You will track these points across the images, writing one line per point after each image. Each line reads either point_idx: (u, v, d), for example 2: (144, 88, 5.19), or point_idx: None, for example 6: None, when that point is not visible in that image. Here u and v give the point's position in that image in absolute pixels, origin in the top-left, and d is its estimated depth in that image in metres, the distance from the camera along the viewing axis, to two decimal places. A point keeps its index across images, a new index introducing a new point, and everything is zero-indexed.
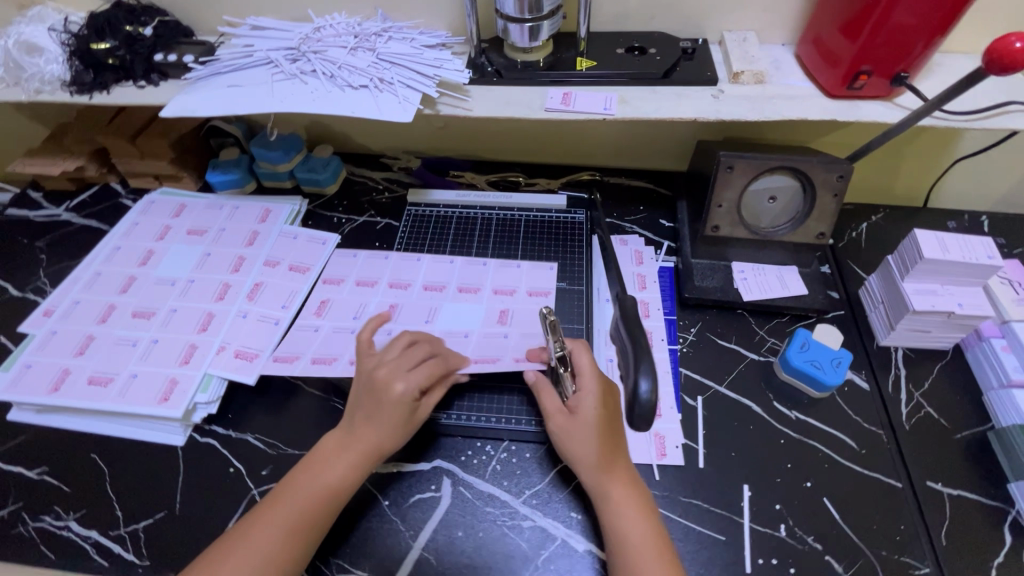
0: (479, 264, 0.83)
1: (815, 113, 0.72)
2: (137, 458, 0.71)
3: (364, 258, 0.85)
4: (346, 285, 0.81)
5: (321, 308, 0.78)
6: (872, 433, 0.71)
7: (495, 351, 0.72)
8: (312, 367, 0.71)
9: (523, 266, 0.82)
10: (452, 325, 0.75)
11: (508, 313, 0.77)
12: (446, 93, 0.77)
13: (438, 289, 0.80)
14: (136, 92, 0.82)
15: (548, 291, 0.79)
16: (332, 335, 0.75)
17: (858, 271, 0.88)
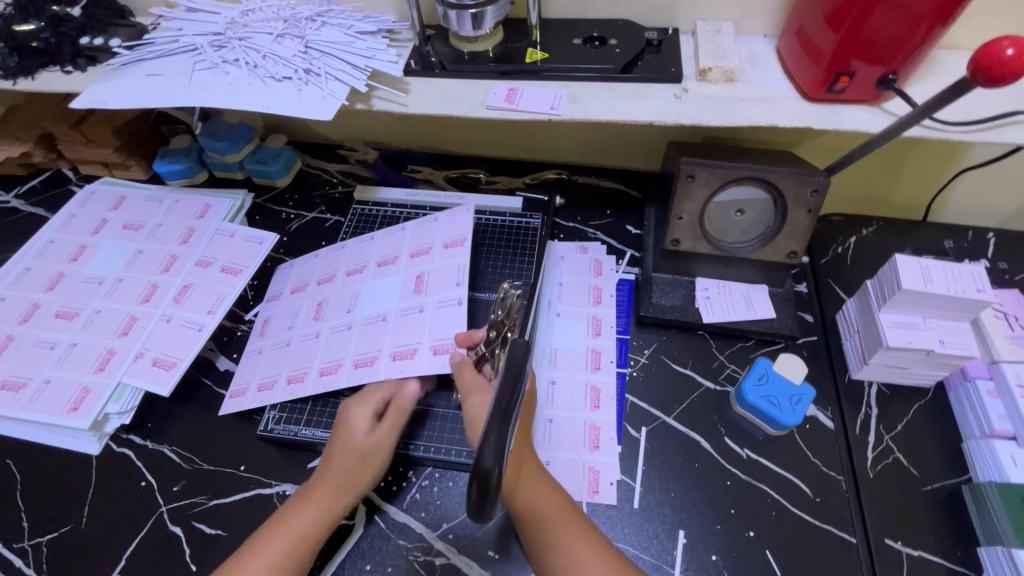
0: (396, 231, 0.81)
1: (788, 119, 0.64)
2: (49, 466, 0.69)
3: (299, 263, 0.83)
4: (284, 297, 0.80)
5: (265, 326, 0.78)
6: (830, 479, 0.64)
7: (415, 338, 0.69)
8: (258, 395, 0.71)
9: (438, 218, 0.80)
10: (372, 307, 0.74)
11: (424, 278, 0.75)
12: (380, 86, 0.70)
13: (360, 270, 0.79)
14: (61, 77, 0.77)
15: (463, 239, 0.77)
16: (273, 353, 0.74)
17: (838, 291, 0.79)
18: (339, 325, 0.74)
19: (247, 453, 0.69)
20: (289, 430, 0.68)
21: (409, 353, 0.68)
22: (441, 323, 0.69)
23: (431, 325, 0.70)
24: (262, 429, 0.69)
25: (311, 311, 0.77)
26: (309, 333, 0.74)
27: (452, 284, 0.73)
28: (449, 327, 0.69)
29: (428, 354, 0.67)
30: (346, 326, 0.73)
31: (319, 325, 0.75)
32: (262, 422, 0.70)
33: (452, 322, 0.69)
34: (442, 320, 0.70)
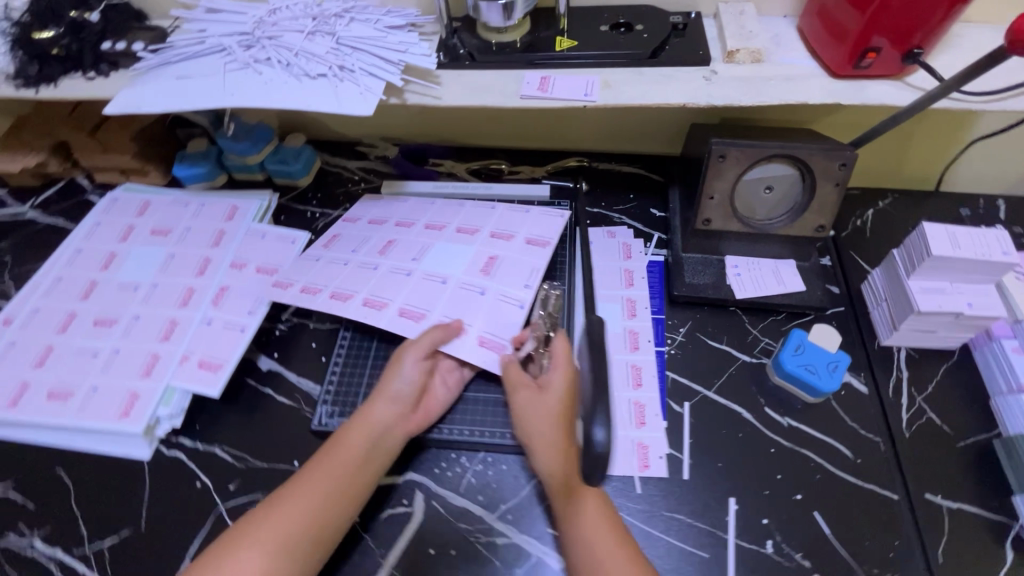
0: (455, 205, 0.86)
1: (817, 96, 0.65)
2: (101, 472, 0.69)
3: (383, 200, 0.88)
4: (359, 223, 0.85)
5: (330, 241, 0.82)
6: (869, 441, 0.67)
7: (469, 318, 0.70)
8: (298, 294, 0.74)
9: (530, 212, 0.83)
10: (436, 265, 0.76)
11: (494, 261, 0.76)
12: (412, 80, 0.71)
13: (438, 228, 0.81)
14: (85, 84, 0.76)
15: (548, 240, 0.79)
16: (328, 266, 0.78)
17: (860, 263, 0.82)
18: (402, 267, 0.76)
19: (299, 448, 0.70)
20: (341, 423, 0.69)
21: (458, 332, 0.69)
22: (494, 318, 0.70)
23: (484, 318, 0.70)
24: (316, 425, 0.69)
25: (379, 245, 0.80)
26: (370, 262, 0.77)
27: (521, 285, 0.74)
28: (503, 324, 0.70)
29: (475, 343, 0.68)
30: (406, 271, 0.76)
31: (382, 261, 0.77)
32: (315, 417, 0.70)
33: (505, 320, 0.70)
34: (499, 312, 0.71)
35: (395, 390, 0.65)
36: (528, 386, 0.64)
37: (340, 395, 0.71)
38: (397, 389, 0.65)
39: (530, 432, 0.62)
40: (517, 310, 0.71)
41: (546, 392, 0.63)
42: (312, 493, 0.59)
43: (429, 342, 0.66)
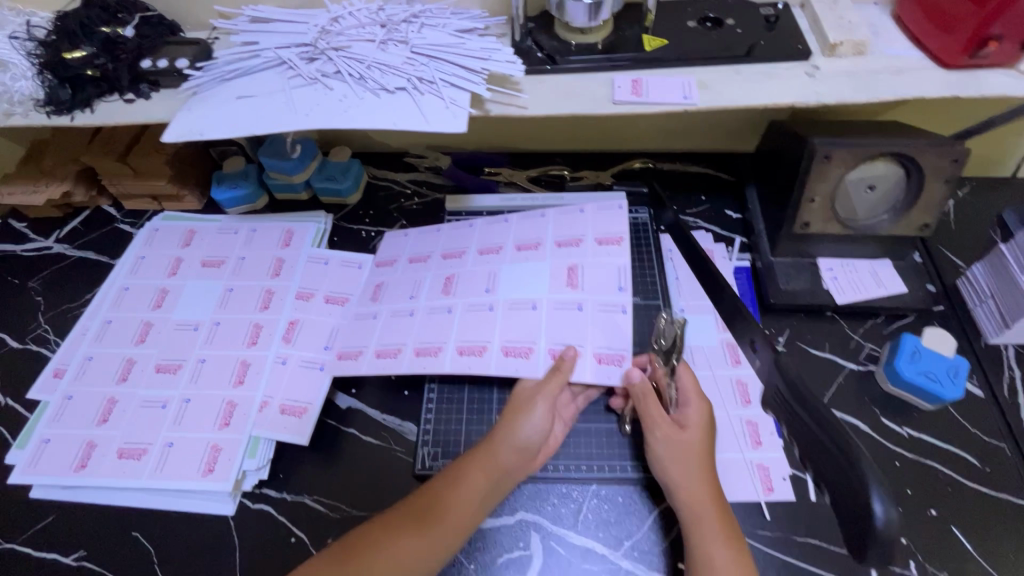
0: (500, 222, 0.77)
1: (933, 89, 0.62)
2: (185, 533, 0.63)
3: (418, 234, 0.80)
4: (401, 264, 0.76)
5: (377, 292, 0.74)
6: (993, 447, 0.65)
7: (578, 339, 0.65)
8: (378, 361, 0.67)
9: (586, 210, 0.75)
10: (515, 291, 0.70)
11: (577, 270, 0.70)
12: (495, 89, 0.65)
13: (495, 251, 0.74)
14: (124, 107, 0.69)
15: (619, 236, 0.72)
16: (391, 321, 0.70)
17: (952, 257, 0.79)
18: (476, 303, 0.69)
19: (397, 492, 0.65)
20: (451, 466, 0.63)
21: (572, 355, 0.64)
22: (602, 330, 0.65)
23: (591, 332, 0.65)
24: (420, 468, 0.64)
25: (439, 285, 0.72)
26: (438, 306, 0.70)
27: (614, 288, 0.68)
28: (613, 336, 0.65)
29: (592, 363, 0.63)
30: (486, 306, 0.69)
31: (451, 300, 0.70)
32: (417, 460, 0.65)
33: (614, 330, 0.65)
34: (606, 325, 0.65)
35: (524, 440, 0.59)
36: (667, 423, 0.59)
37: (439, 436, 0.66)
38: (526, 439, 0.59)
39: (671, 476, 0.57)
40: (621, 316, 0.66)
41: (688, 431, 0.58)
42: (420, 539, 0.53)
43: (557, 387, 0.61)
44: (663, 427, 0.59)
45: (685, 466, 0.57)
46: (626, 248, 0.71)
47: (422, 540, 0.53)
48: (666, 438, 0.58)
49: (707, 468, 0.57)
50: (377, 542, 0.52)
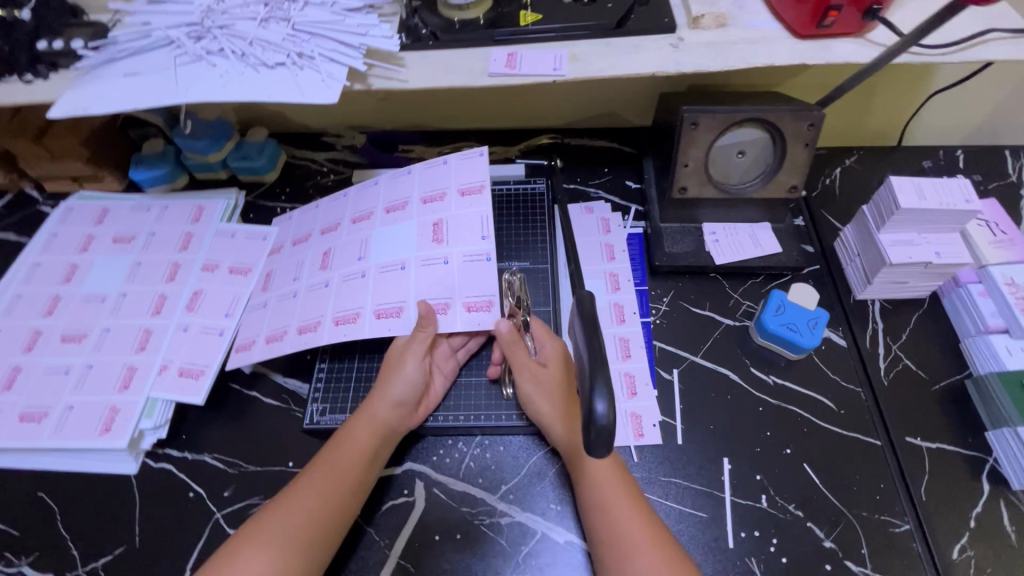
0: (371, 186, 0.78)
1: (782, 58, 0.66)
2: (88, 491, 0.66)
3: (299, 215, 0.81)
4: (286, 250, 0.78)
5: (266, 281, 0.75)
6: (850, 392, 0.69)
7: (445, 292, 0.67)
8: (268, 347, 0.68)
9: (450, 162, 0.75)
10: (386, 254, 0.71)
11: (442, 225, 0.71)
12: (376, 63, 0.68)
13: (368, 218, 0.75)
14: (25, 89, 0.71)
15: (481, 187, 0.73)
16: (279, 305, 0.72)
17: (832, 221, 0.84)
18: (349, 273, 0.70)
19: (293, 448, 0.69)
20: (336, 420, 0.68)
21: (442, 308, 0.66)
22: (469, 280, 0.67)
23: (460, 283, 0.67)
24: (308, 423, 0.68)
25: (318, 261, 0.74)
26: (317, 283, 0.72)
27: (478, 237, 0.69)
28: (480, 284, 0.67)
29: (462, 312, 0.66)
30: (359, 274, 0.70)
31: (327, 275, 0.72)
32: (307, 415, 0.69)
33: (481, 278, 0.67)
34: (469, 276, 0.67)
35: (397, 395, 0.63)
36: (531, 364, 0.65)
37: (330, 392, 0.70)
38: (400, 394, 0.64)
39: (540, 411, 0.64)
40: (486, 264, 0.68)
41: (548, 370, 0.65)
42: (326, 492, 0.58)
43: (424, 342, 0.64)
44: (528, 367, 0.65)
45: (550, 400, 0.64)
46: (488, 196, 0.72)
47: (327, 494, 0.58)
48: (530, 376, 0.65)
49: (571, 401, 0.63)
50: (275, 517, 0.56)
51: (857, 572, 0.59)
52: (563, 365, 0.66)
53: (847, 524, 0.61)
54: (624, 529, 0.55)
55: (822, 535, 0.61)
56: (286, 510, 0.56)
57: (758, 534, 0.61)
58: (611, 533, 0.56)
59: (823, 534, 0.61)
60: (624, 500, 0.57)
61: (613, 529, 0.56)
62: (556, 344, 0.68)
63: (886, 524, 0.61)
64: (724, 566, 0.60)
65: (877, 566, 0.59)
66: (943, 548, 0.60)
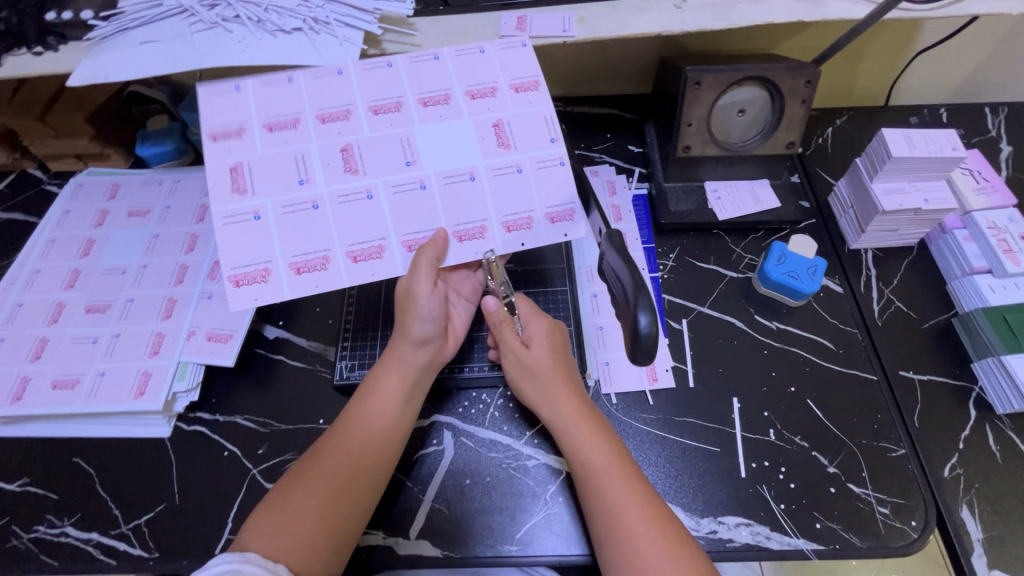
0: (383, 67, 0.67)
1: (782, 16, 0.68)
2: (123, 455, 0.68)
3: (253, 87, 0.65)
4: (254, 132, 0.64)
5: (238, 179, 0.62)
6: (848, 333, 0.74)
7: (525, 205, 0.66)
8: (303, 276, 0.62)
9: (488, 51, 0.68)
10: (446, 162, 0.66)
11: (504, 126, 0.67)
12: (389, 28, 0.70)
13: (395, 108, 0.66)
14: (36, 62, 0.70)
15: (535, 79, 0.68)
16: (287, 217, 0.62)
17: (826, 178, 0.88)
18: (402, 181, 0.65)
19: (322, 407, 0.71)
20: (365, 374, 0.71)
21: (525, 223, 0.65)
22: (547, 188, 0.66)
23: (539, 193, 0.66)
24: (338, 379, 0.71)
25: (341, 162, 0.64)
26: (351, 191, 0.64)
27: (546, 140, 0.67)
28: (560, 191, 0.66)
29: (546, 224, 0.66)
30: (416, 183, 0.65)
31: (364, 182, 0.64)
32: (336, 372, 0.72)
33: (561, 184, 0.66)
34: (548, 182, 0.66)
35: (419, 334, 0.65)
36: (514, 343, 0.66)
37: (356, 349, 0.73)
38: (421, 331, 0.64)
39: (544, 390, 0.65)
40: (562, 168, 0.67)
41: (534, 348, 0.66)
42: (342, 473, 0.59)
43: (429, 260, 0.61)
44: (513, 349, 0.66)
45: (541, 383, 0.65)
46: (545, 92, 0.68)
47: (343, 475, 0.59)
48: (517, 360, 0.66)
49: (567, 378, 0.65)
50: (315, 466, 0.59)
51: (859, 492, 0.64)
52: (549, 340, 0.67)
53: (848, 451, 0.66)
54: (612, 498, 0.57)
55: (826, 462, 0.66)
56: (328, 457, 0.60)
57: (767, 463, 0.66)
58: (600, 502, 0.58)
59: (827, 461, 0.66)
60: (611, 468, 0.59)
61: (601, 494, 0.58)
62: (544, 321, 0.68)
63: (884, 449, 0.66)
64: (738, 494, 0.64)
65: (876, 487, 0.64)
66: (935, 468, 0.65)
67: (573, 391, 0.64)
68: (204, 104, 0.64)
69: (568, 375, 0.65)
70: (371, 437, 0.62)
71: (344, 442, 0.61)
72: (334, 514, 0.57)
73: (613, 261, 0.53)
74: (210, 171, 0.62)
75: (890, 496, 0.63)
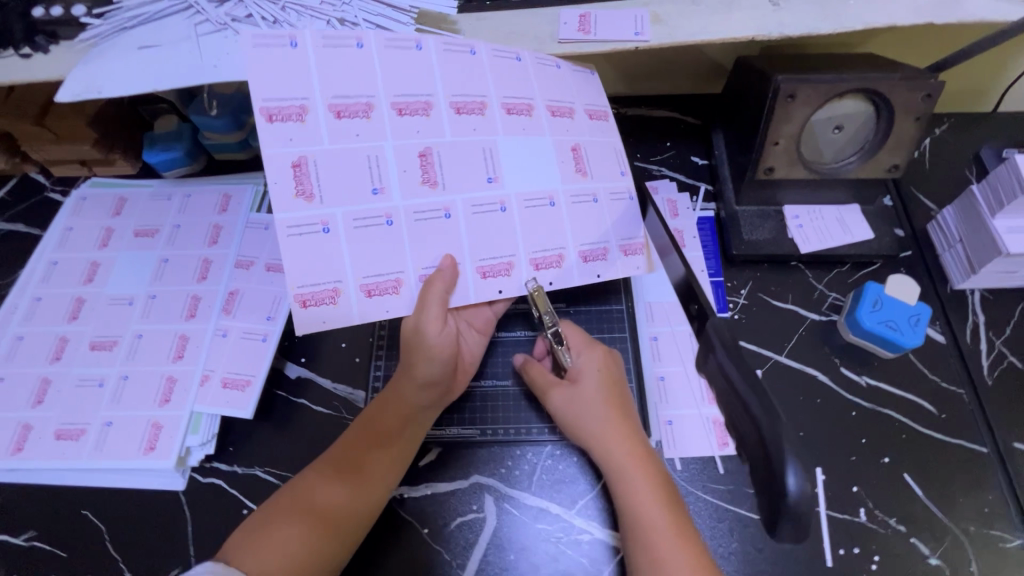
0: (465, 54, 0.56)
1: (905, 17, 0.58)
2: (134, 510, 0.62)
3: (313, 48, 0.51)
4: (319, 117, 0.50)
5: (304, 179, 0.50)
6: (952, 394, 0.64)
7: (601, 234, 0.60)
8: (373, 301, 0.53)
9: (564, 67, 0.61)
10: (527, 181, 0.57)
11: (581, 153, 0.60)
12: (427, 28, 0.57)
13: (478, 109, 0.56)
14: (21, 65, 0.60)
15: (605, 112, 0.64)
16: (359, 233, 0.52)
17: (923, 201, 0.76)
18: (482, 201, 0.55)
19: None
20: None
21: (600, 254, 0.60)
22: (621, 220, 0.61)
23: (614, 225, 0.60)
24: None
25: (420, 171, 0.53)
26: (427, 207, 0.54)
27: (616, 172, 0.62)
28: (632, 224, 0.61)
29: (620, 257, 0.60)
30: (498, 205, 0.56)
31: (443, 198, 0.54)
32: None
33: (632, 218, 0.61)
34: (623, 216, 0.61)
35: (425, 376, 0.57)
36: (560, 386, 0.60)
37: None
38: (430, 374, 0.56)
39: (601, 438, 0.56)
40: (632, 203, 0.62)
41: (584, 383, 0.59)
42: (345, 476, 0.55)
43: (437, 296, 0.53)
44: (563, 390, 0.60)
45: (590, 426, 0.57)
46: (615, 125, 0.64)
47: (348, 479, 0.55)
48: (564, 398, 0.59)
49: (620, 410, 0.58)
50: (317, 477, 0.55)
51: None
52: (602, 375, 0.60)
53: (952, 540, 0.57)
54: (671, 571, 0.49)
55: (926, 552, 0.57)
56: (332, 465, 0.55)
57: (857, 550, 0.57)
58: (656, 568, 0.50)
59: (927, 551, 0.57)
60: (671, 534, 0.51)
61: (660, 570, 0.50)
62: (598, 353, 0.61)
63: (995, 539, 0.57)
64: None
65: None
66: None
67: (635, 440, 0.56)
68: (252, 62, 0.49)
69: (625, 414, 0.58)
70: (381, 442, 0.57)
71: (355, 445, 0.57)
72: (332, 525, 0.53)
73: (722, 361, 0.42)
74: (270, 167, 0.49)
75: None
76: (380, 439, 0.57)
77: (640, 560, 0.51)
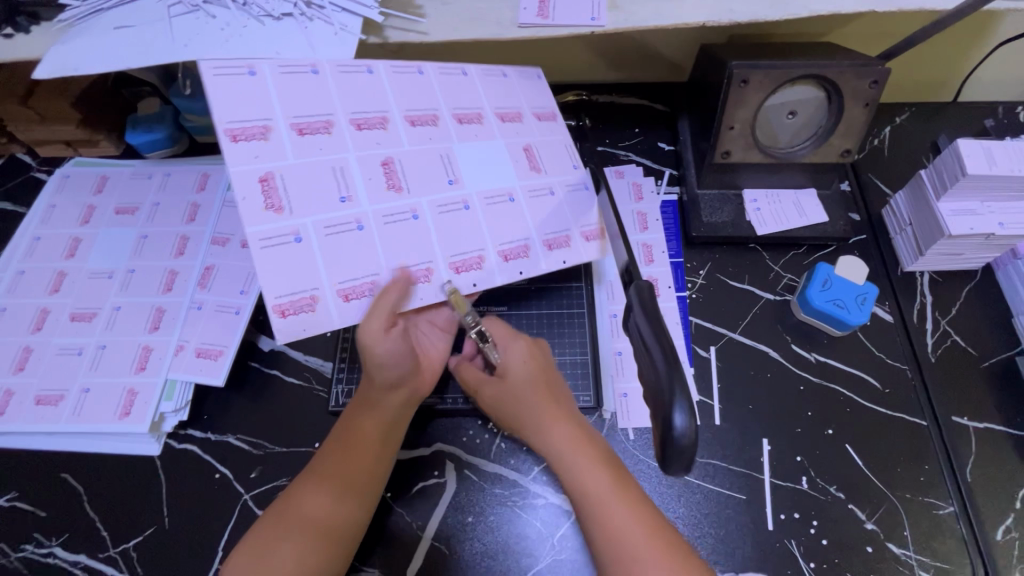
0: (415, 75, 0.60)
1: (851, 6, 0.60)
2: (111, 473, 0.65)
3: (271, 72, 0.53)
4: (282, 134, 0.52)
5: (274, 194, 0.50)
6: (896, 370, 0.66)
7: (562, 224, 0.62)
8: (353, 304, 0.52)
9: (510, 77, 0.66)
10: (488, 180, 0.60)
11: (534, 151, 0.63)
12: (392, 13, 0.61)
13: (432, 121, 0.59)
14: (3, 45, 0.62)
15: (553, 113, 0.68)
16: (331, 241, 0.52)
17: (880, 186, 0.79)
18: (447, 201, 0.57)
19: (317, 429, 0.67)
20: None
21: (564, 242, 0.62)
22: (577, 209, 0.63)
23: (573, 215, 0.63)
24: (333, 406, 0.67)
25: (384, 178, 0.55)
26: (396, 211, 0.55)
27: (569, 166, 0.65)
28: (586, 211, 0.64)
29: (582, 242, 0.63)
30: (461, 204, 0.58)
31: (409, 201, 0.56)
32: (331, 398, 0.67)
33: (586, 206, 0.64)
34: (580, 206, 0.64)
35: (389, 378, 0.58)
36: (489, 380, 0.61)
37: (354, 372, 0.68)
38: (393, 375, 0.57)
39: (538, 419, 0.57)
40: (587, 193, 0.65)
41: (512, 372, 0.59)
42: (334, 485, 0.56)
43: (390, 301, 0.52)
44: (493, 385, 0.60)
45: (526, 410, 0.58)
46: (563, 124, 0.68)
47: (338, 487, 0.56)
48: (493, 391, 0.60)
49: (549, 395, 0.59)
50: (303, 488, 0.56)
51: (898, 554, 0.58)
52: (532, 362, 0.60)
53: (888, 507, 0.60)
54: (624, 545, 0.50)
55: (863, 517, 0.60)
56: (320, 475, 0.56)
57: (797, 515, 0.60)
58: (607, 539, 0.51)
59: (864, 516, 0.60)
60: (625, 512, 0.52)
61: (612, 541, 0.51)
62: (522, 343, 0.61)
63: (929, 506, 0.60)
64: (764, 547, 0.59)
65: (919, 548, 0.58)
66: (988, 530, 0.59)
67: (571, 420, 0.57)
68: (215, 88, 0.51)
69: (556, 396, 0.59)
70: (364, 447, 0.58)
71: (339, 453, 0.57)
72: (327, 533, 0.54)
73: (638, 319, 0.49)
74: (235, 182, 0.49)
75: (933, 559, 0.58)
76: (362, 442, 0.58)
77: (595, 536, 0.52)
